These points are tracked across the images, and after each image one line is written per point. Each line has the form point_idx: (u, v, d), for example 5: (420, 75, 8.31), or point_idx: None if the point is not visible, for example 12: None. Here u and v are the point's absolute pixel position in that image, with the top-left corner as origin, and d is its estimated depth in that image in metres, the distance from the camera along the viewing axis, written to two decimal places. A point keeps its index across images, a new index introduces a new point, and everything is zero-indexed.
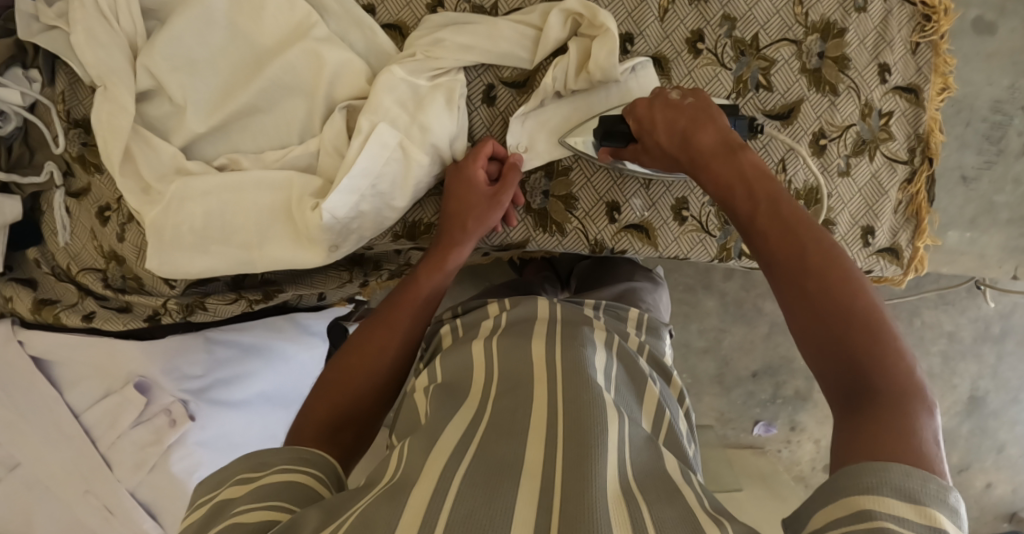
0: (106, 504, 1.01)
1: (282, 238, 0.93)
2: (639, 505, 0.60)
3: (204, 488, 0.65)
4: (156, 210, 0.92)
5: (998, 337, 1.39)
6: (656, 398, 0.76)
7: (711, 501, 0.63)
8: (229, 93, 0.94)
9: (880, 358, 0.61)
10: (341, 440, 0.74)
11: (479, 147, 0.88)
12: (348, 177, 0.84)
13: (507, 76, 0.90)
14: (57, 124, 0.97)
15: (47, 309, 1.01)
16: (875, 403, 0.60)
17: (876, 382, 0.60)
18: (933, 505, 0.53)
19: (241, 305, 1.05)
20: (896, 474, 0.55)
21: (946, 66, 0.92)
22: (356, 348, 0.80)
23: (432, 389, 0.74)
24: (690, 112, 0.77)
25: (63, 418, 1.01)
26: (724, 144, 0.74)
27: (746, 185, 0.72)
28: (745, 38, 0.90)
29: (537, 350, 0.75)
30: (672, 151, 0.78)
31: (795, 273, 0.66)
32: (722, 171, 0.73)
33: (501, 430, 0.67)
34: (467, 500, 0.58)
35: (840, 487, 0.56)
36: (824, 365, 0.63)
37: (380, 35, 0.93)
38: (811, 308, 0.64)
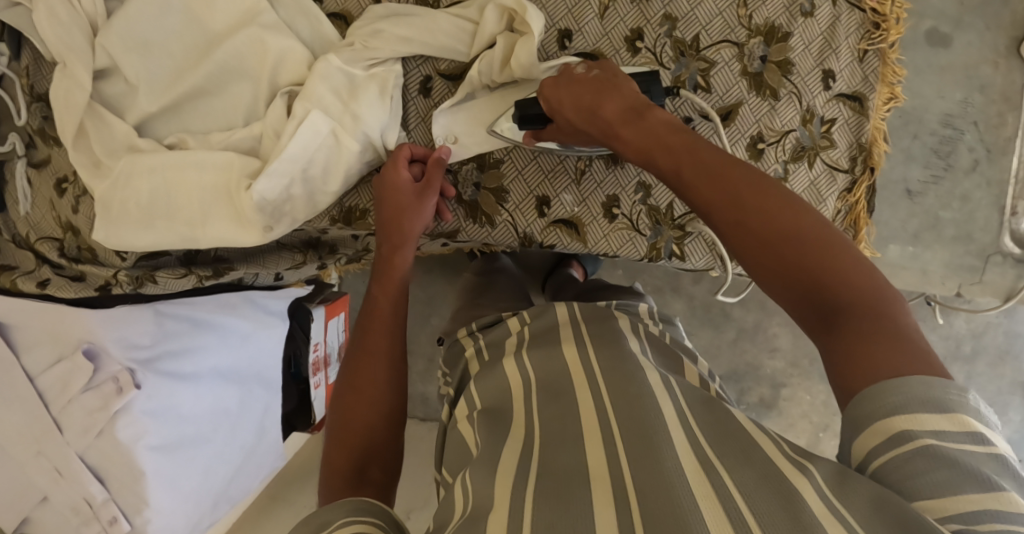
0: (56, 465, 1.05)
1: (224, 215, 0.95)
2: (721, 475, 0.58)
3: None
4: (105, 184, 0.96)
5: (969, 357, 1.36)
6: (698, 375, 0.79)
7: (793, 448, 0.63)
8: (181, 75, 0.97)
9: (836, 267, 0.63)
10: (370, 478, 0.71)
11: (397, 152, 0.88)
12: (277, 161, 0.86)
13: (444, 69, 0.92)
14: (19, 97, 1.01)
15: (5, 274, 1.05)
16: (850, 318, 0.62)
17: (843, 296, 0.62)
18: (962, 409, 0.55)
19: (192, 279, 1.08)
20: (917, 386, 0.56)
21: (894, 76, 0.91)
22: (348, 384, 0.78)
23: (476, 416, 0.74)
24: (596, 87, 0.80)
25: (19, 381, 1.05)
26: (631, 108, 0.78)
27: (661, 142, 0.74)
28: (686, 39, 0.90)
29: (570, 353, 0.76)
30: (584, 125, 0.80)
31: (735, 214, 0.67)
32: (638, 134, 0.75)
33: (556, 440, 0.66)
34: (544, 511, 0.57)
35: (863, 415, 0.57)
36: (789, 298, 0.65)
37: (324, 23, 0.95)
38: (755, 236, 0.66)
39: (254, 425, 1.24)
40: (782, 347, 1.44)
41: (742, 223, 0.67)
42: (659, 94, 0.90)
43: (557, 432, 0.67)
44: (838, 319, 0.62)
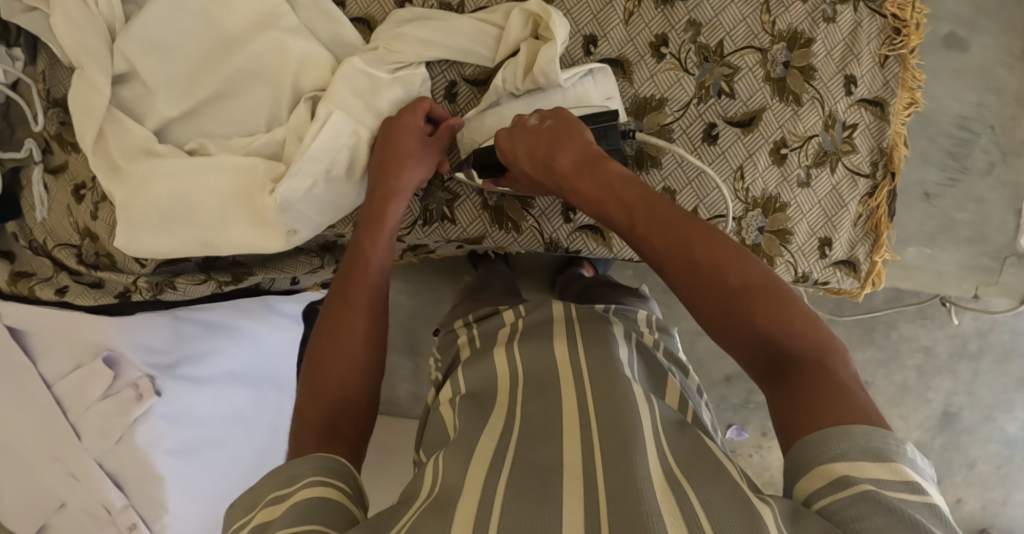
0: (71, 470, 1.05)
1: (243, 222, 0.95)
2: (686, 491, 0.60)
3: (237, 509, 0.65)
4: (125, 189, 0.94)
5: (974, 354, 1.38)
6: (678, 389, 0.79)
7: (748, 481, 0.65)
8: (199, 78, 0.95)
9: (785, 322, 0.65)
10: (342, 432, 0.71)
11: (415, 103, 0.88)
12: (302, 161, 0.86)
13: (469, 74, 0.91)
14: (37, 103, 1.00)
15: (22, 281, 1.03)
16: (798, 372, 0.63)
17: (790, 348, 0.64)
18: (898, 459, 0.57)
19: (211, 284, 1.08)
20: (860, 434, 0.58)
21: (914, 80, 0.92)
22: (328, 331, 0.78)
23: (458, 401, 0.77)
24: (550, 135, 0.80)
25: (35, 385, 1.04)
26: (584, 158, 0.78)
27: (614, 195, 0.74)
28: (710, 44, 0.90)
29: (559, 350, 0.77)
30: (538, 176, 0.81)
31: (688, 270, 0.68)
32: (592, 186, 0.76)
33: (535, 432, 0.68)
34: (513, 506, 0.59)
35: (801, 464, 0.60)
36: (739, 350, 0.66)
37: (346, 27, 0.93)
38: (705, 290, 0.67)
39: (268, 426, 1.21)
40: None
41: (695, 277, 0.68)
42: (684, 99, 0.91)
43: (537, 428, 0.68)
44: (787, 373, 0.64)
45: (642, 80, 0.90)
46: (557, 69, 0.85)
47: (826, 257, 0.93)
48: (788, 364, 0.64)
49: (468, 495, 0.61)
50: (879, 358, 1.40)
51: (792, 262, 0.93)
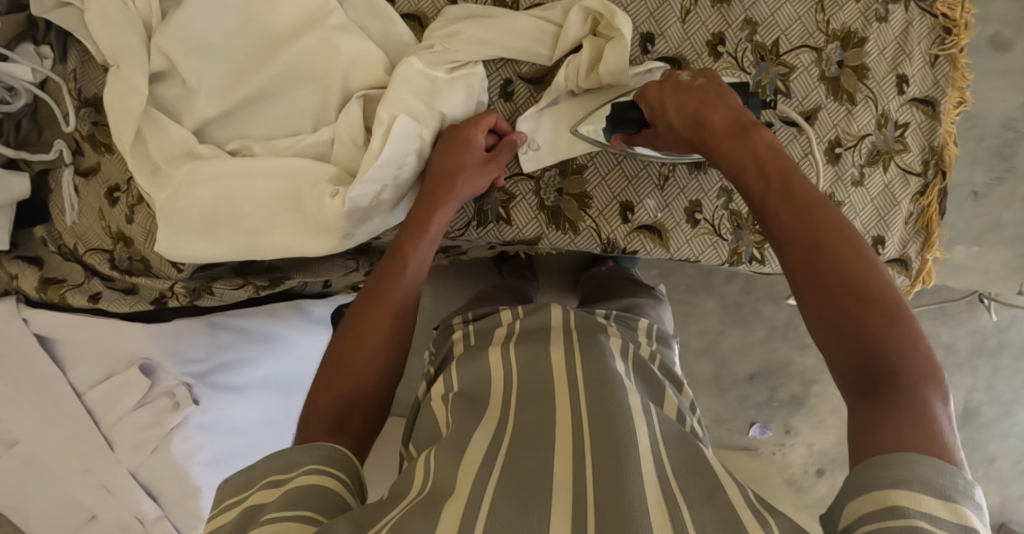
0: (104, 482, 1.01)
1: (290, 225, 0.90)
2: (679, 508, 0.61)
3: (229, 488, 0.66)
4: (166, 193, 0.90)
5: (994, 350, 1.40)
6: (676, 407, 0.78)
7: (754, 496, 0.66)
8: (241, 76, 0.92)
9: (887, 332, 0.62)
10: (350, 427, 0.73)
11: (482, 115, 0.87)
12: (374, 168, 0.84)
13: (525, 72, 0.90)
14: (68, 102, 0.96)
15: (52, 288, 1.00)
16: (884, 387, 0.61)
17: (892, 366, 0.61)
18: (962, 501, 0.55)
19: (248, 290, 1.03)
20: (926, 468, 0.56)
21: (963, 80, 0.92)
22: (353, 327, 0.78)
23: (451, 398, 0.77)
24: (701, 95, 0.79)
25: (65, 397, 1.00)
26: (735, 123, 0.76)
27: (759, 166, 0.73)
28: (766, 43, 0.90)
29: (556, 353, 0.78)
30: (684, 134, 0.80)
31: (808, 252, 0.66)
32: (735, 151, 0.75)
33: (531, 443, 0.69)
34: (506, 511, 0.61)
35: (857, 487, 0.57)
36: (832, 347, 0.64)
37: (397, 24, 0.91)
38: (824, 281, 0.65)
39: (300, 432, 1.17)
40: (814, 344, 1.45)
41: (814, 269, 0.65)
42: None
43: (533, 437, 0.69)
44: (872, 384, 0.61)
45: None
46: (624, 67, 0.85)
47: (879, 255, 0.94)
48: (877, 376, 0.61)
49: (455, 498, 0.62)
50: None
51: None
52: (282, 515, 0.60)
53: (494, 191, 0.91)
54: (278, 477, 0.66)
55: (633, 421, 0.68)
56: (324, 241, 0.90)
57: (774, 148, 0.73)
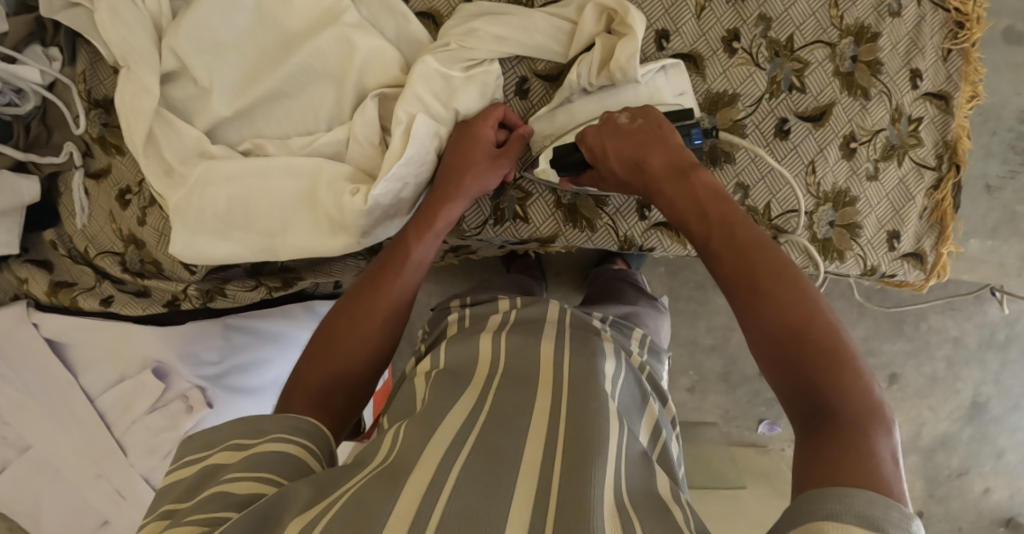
0: (117, 488, 1.02)
1: (305, 226, 0.90)
2: (634, 526, 0.62)
3: (194, 445, 0.70)
4: (180, 194, 0.90)
5: (1003, 344, 1.43)
6: (655, 418, 0.82)
7: (696, 522, 0.67)
8: (255, 76, 0.92)
9: (834, 378, 0.61)
10: (333, 406, 0.76)
11: (490, 109, 0.87)
12: (397, 166, 0.85)
13: (541, 69, 0.90)
14: (77, 104, 0.95)
15: (63, 291, 1.00)
16: (827, 431, 0.60)
17: (832, 402, 0.61)
18: (894, 533, 0.54)
19: (261, 291, 1.02)
20: (860, 500, 0.55)
21: (976, 74, 0.92)
22: (348, 310, 0.81)
23: (435, 374, 0.79)
24: (639, 138, 0.79)
25: (78, 402, 1.01)
26: (673, 167, 0.76)
27: (698, 207, 0.73)
28: (781, 39, 0.90)
29: (542, 348, 0.81)
30: (625, 177, 0.80)
31: (752, 300, 0.66)
32: (674, 194, 0.75)
33: (499, 423, 0.71)
34: (464, 495, 0.62)
35: (797, 517, 0.57)
36: (774, 385, 0.65)
37: (412, 22, 0.91)
38: (766, 317, 0.65)
39: None
40: None
41: (755, 307, 0.66)
42: (756, 94, 0.91)
43: (503, 420, 0.72)
44: (818, 426, 0.61)
45: (714, 75, 0.91)
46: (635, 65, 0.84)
47: (894, 249, 0.94)
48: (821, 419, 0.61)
49: (418, 472, 0.64)
50: (909, 349, 1.45)
51: (862, 256, 0.94)
52: (244, 473, 0.65)
53: (508, 187, 0.91)
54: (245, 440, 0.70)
55: (608, 424, 0.71)
56: (340, 239, 0.90)
57: (715, 191, 0.74)
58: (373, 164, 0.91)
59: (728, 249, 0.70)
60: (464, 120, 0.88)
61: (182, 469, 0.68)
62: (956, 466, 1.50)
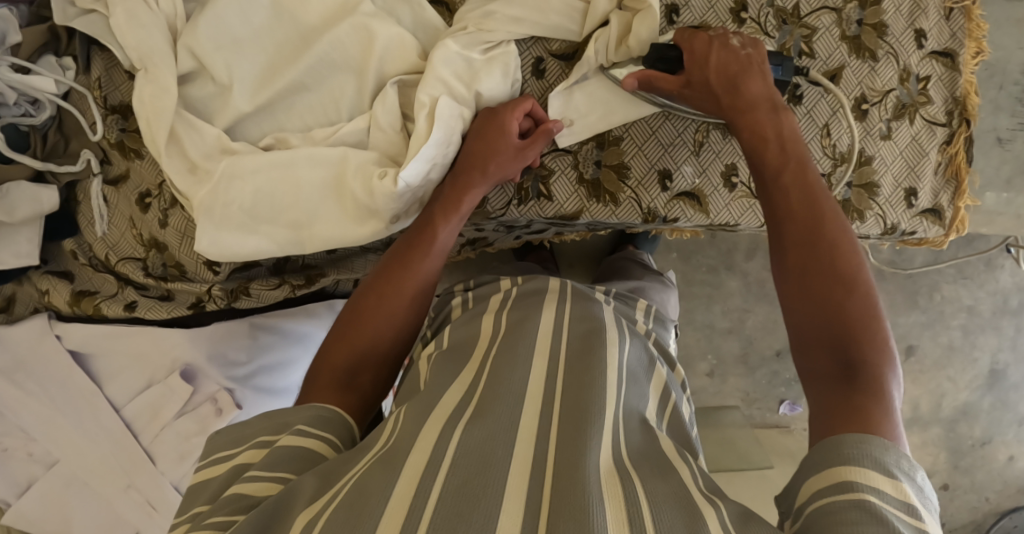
0: (148, 498, 1.02)
1: (333, 214, 0.91)
2: (632, 483, 0.63)
3: (220, 443, 0.70)
4: (205, 189, 0.90)
5: (1017, 310, 1.47)
6: (664, 381, 0.81)
7: (705, 481, 0.67)
8: (275, 71, 0.93)
9: (861, 321, 0.67)
10: (359, 385, 0.77)
11: (518, 101, 0.87)
12: (426, 147, 0.85)
13: (557, 49, 0.91)
14: (94, 110, 0.95)
15: (86, 300, 0.99)
16: (846, 369, 0.66)
17: (854, 345, 0.66)
18: (904, 479, 0.58)
19: (285, 290, 1.02)
20: (876, 447, 0.59)
21: (979, 30, 0.94)
22: (376, 288, 0.81)
23: (437, 355, 0.80)
24: (743, 62, 0.82)
25: (105, 412, 1.01)
26: (769, 100, 0.82)
27: (779, 142, 0.80)
28: (787, 7, 0.92)
29: (543, 316, 0.82)
30: (717, 91, 0.82)
31: (805, 235, 0.73)
32: (761, 124, 0.81)
33: (497, 391, 0.71)
34: (459, 473, 0.61)
35: (822, 460, 0.60)
36: (801, 324, 0.70)
37: (428, 9, 0.92)
38: (809, 255, 0.72)
39: None
40: None
41: (801, 242, 0.73)
42: None
43: (509, 389, 0.71)
44: (838, 364, 0.66)
45: None
46: (655, 36, 0.86)
47: (913, 207, 0.96)
48: (844, 356, 0.66)
49: (418, 453, 0.64)
50: (924, 321, 1.47)
51: (882, 215, 0.95)
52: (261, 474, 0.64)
53: (533, 168, 0.91)
54: (268, 436, 0.70)
55: (604, 394, 0.71)
56: (368, 226, 0.91)
57: (792, 138, 0.80)
58: (397, 150, 0.91)
59: (796, 188, 0.76)
60: (487, 106, 0.89)
61: (209, 468, 0.68)
62: (979, 435, 1.51)
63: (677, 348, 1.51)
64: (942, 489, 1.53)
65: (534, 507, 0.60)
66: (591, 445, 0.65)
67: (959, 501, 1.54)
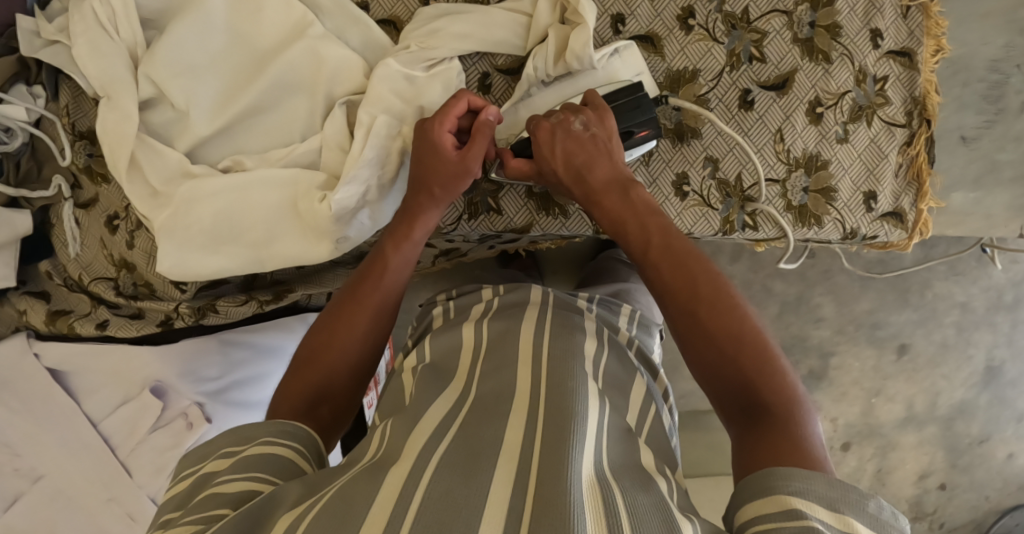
0: (128, 511, 1.04)
1: (291, 234, 0.93)
2: (613, 493, 0.62)
3: (186, 462, 0.71)
4: (165, 214, 0.93)
5: (1011, 305, 1.45)
6: (645, 391, 0.81)
7: (680, 498, 0.67)
8: (232, 95, 0.95)
9: (765, 377, 0.69)
10: (319, 414, 0.78)
11: (451, 105, 0.85)
12: (357, 168, 0.86)
13: (502, 64, 0.91)
14: (63, 137, 0.98)
15: (61, 319, 1.03)
16: (762, 418, 0.68)
17: (768, 396, 0.68)
18: (850, 512, 0.58)
19: (252, 306, 1.04)
20: (820, 484, 0.59)
21: (938, 28, 0.92)
22: (330, 322, 0.83)
23: (420, 370, 0.82)
24: (588, 145, 0.83)
25: (83, 427, 1.03)
26: (616, 181, 0.83)
27: (637, 220, 0.81)
28: (736, 12, 0.91)
29: (526, 329, 0.81)
30: (568, 183, 0.84)
31: (687, 304, 0.74)
32: (615, 209, 0.82)
33: (486, 411, 0.72)
34: (444, 479, 0.62)
35: (757, 490, 0.61)
36: (716, 386, 0.72)
37: (375, 29, 0.93)
38: (697, 329, 0.73)
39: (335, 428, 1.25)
40: (827, 316, 1.46)
41: (693, 314, 0.74)
42: (716, 68, 0.91)
43: (490, 409, 0.72)
44: (752, 415, 0.68)
45: (673, 54, 0.91)
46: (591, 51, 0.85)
47: (872, 210, 0.94)
48: (755, 407, 0.69)
49: (401, 466, 0.64)
50: (917, 318, 1.46)
51: (840, 219, 0.93)
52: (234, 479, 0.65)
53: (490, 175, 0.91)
54: (232, 448, 0.71)
55: (586, 401, 0.70)
56: (324, 245, 0.92)
57: (653, 214, 0.81)
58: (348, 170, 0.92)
59: (669, 262, 0.77)
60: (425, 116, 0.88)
61: (178, 483, 0.69)
62: (976, 433, 1.49)
63: (664, 352, 1.51)
64: (941, 489, 1.51)
65: (514, 515, 0.60)
66: (575, 448, 0.64)
67: (958, 500, 1.52)
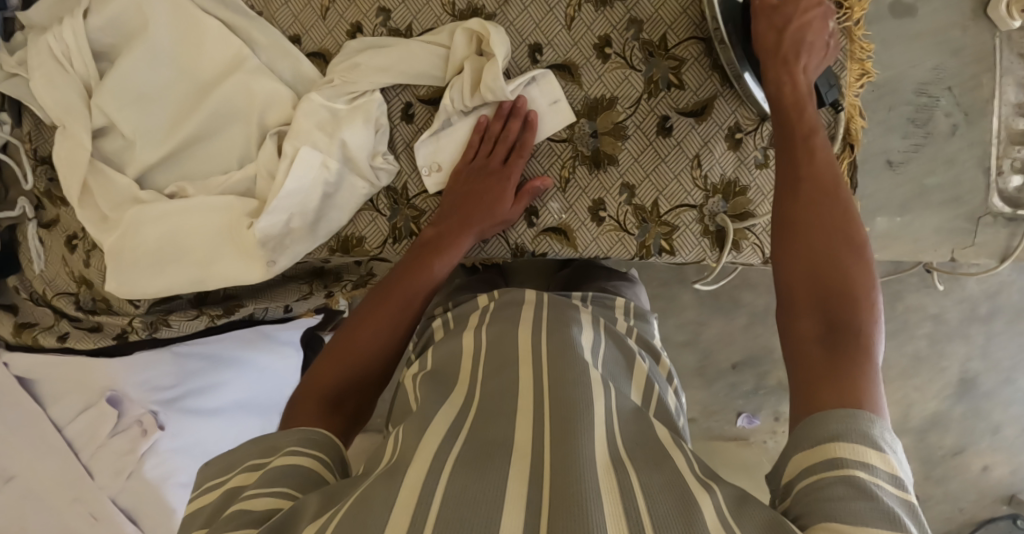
0: (92, 510, 1.06)
1: (228, 256, 0.98)
2: (628, 469, 0.60)
3: (212, 472, 0.68)
4: (113, 236, 0.99)
5: (986, 317, 1.42)
6: (645, 373, 0.78)
7: (701, 467, 0.63)
8: (177, 123, 1.00)
9: (859, 294, 0.67)
10: (344, 411, 0.75)
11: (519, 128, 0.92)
12: (277, 198, 0.91)
13: (423, 94, 0.96)
14: (25, 162, 1.06)
15: (27, 331, 1.11)
16: (840, 337, 0.65)
17: (854, 314, 0.66)
18: (889, 451, 0.57)
19: (203, 320, 1.10)
20: (867, 422, 0.59)
21: (862, 52, 0.91)
22: (364, 316, 0.83)
23: (419, 377, 0.75)
24: (808, 24, 0.83)
25: (48, 431, 1.08)
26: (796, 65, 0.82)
27: (796, 100, 0.80)
28: (654, 39, 0.92)
29: (521, 329, 0.76)
30: (777, 42, 0.83)
31: (812, 182, 0.74)
32: (782, 83, 0.81)
33: (490, 411, 0.67)
34: (457, 482, 0.58)
35: (810, 434, 0.60)
36: (799, 286, 0.69)
37: (304, 62, 0.98)
38: (820, 210, 0.72)
39: None
40: None
41: (814, 200, 0.73)
42: (634, 96, 0.93)
43: (492, 410, 0.67)
44: (834, 330, 0.65)
45: (590, 82, 0.93)
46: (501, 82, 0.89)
47: None
48: (836, 321, 0.66)
49: (417, 465, 0.60)
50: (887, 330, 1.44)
51: (759, 245, 0.93)
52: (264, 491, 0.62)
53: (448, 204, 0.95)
54: (257, 460, 0.67)
55: (591, 390, 0.67)
56: (257, 267, 0.96)
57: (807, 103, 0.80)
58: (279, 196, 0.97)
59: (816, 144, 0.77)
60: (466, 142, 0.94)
61: (201, 497, 0.65)
62: (950, 445, 1.47)
63: None
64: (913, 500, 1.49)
65: (531, 516, 0.56)
66: (583, 440, 0.61)
67: (932, 512, 1.50)
